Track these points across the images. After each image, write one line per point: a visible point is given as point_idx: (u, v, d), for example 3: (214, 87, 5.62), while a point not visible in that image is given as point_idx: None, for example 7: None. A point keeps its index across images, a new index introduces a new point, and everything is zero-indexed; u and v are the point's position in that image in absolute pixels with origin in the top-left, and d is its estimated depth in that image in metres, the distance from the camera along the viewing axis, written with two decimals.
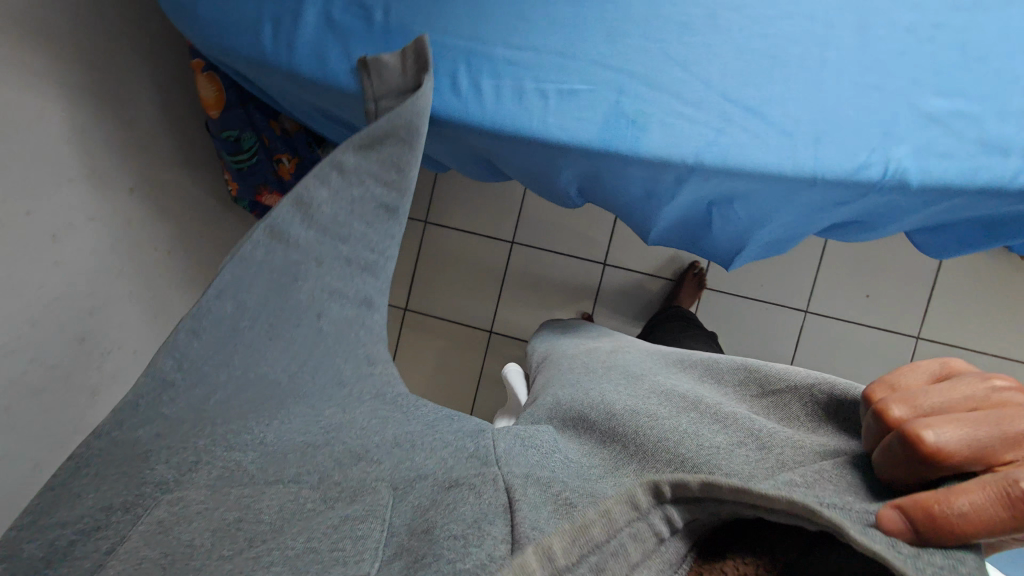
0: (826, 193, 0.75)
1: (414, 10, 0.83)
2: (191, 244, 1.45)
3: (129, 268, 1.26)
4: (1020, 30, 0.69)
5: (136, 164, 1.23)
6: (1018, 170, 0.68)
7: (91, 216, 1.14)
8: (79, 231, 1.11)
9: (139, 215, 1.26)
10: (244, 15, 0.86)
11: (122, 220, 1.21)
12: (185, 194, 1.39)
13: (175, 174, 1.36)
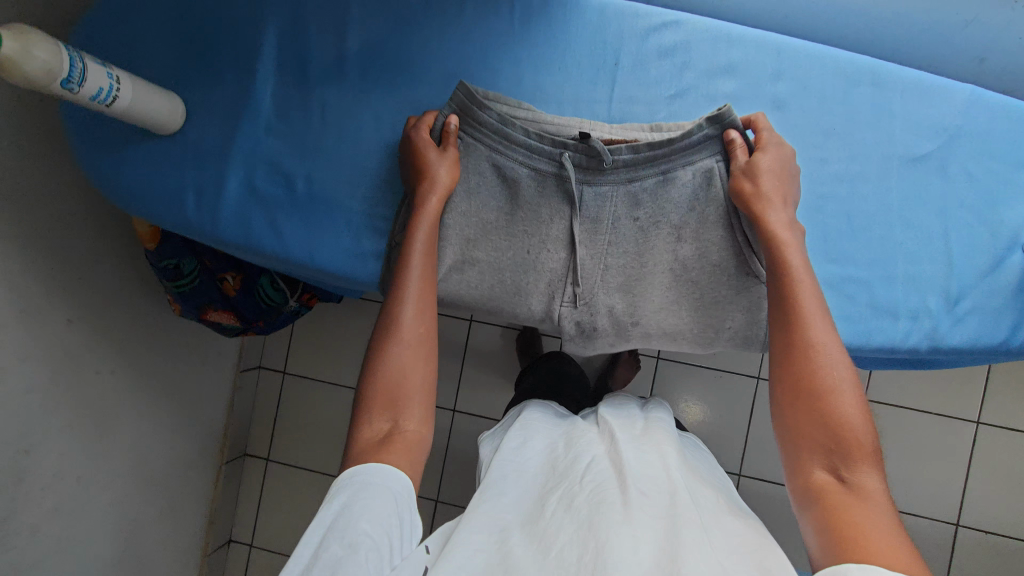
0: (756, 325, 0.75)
1: (334, 178, 0.84)
2: (134, 356, 1.40)
3: (68, 397, 1.21)
4: (900, 198, 0.73)
5: (72, 294, 1.19)
6: (908, 333, 0.72)
7: (25, 356, 1.10)
8: (13, 373, 1.08)
9: (77, 342, 1.22)
10: (164, 182, 0.86)
11: (58, 351, 1.17)
12: (125, 309, 1.36)
13: (118, 293, 1.33)
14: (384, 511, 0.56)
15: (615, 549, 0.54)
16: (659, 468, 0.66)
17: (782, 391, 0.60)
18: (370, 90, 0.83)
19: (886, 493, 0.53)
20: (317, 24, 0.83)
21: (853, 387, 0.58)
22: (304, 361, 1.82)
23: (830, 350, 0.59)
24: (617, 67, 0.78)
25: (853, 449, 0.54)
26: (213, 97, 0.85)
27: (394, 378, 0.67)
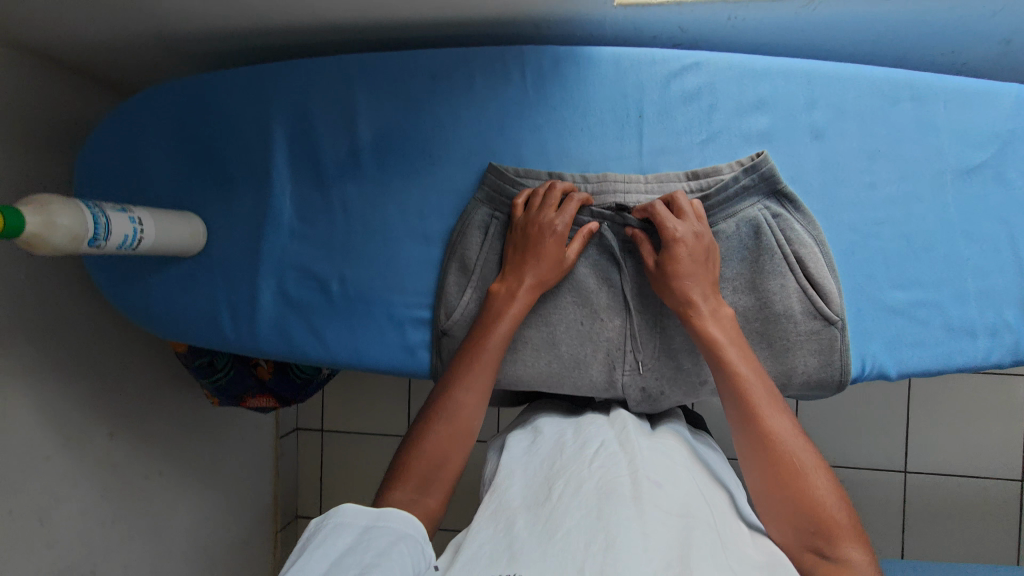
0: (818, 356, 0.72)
1: (370, 275, 0.82)
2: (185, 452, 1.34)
3: (124, 510, 1.16)
4: (960, 214, 0.71)
5: (114, 407, 1.15)
6: (987, 349, 0.71)
7: (76, 480, 1.06)
8: (67, 501, 1.04)
9: (124, 454, 1.17)
10: (197, 305, 0.84)
11: (107, 467, 1.13)
12: (167, 409, 1.29)
13: (158, 393, 1.27)
14: (393, 548, 0.52)
15: (625, 548, 0.51)
16: (674, 464, 0.63)
17: (762, 480, 0.60)
18: (390, 181, 0.81)
19: (870, 565, 0.56)
20: (325, 120, 0.81)
21: (820, 465, 0.60)
22: (343, 417, 1.65)
23: (789, 432, 0.61)
24: (641, 119, 0.75)
25: (821, 522, 0.57)
26: (233, 213, 0.83)
27: (432, 458, 0.64)
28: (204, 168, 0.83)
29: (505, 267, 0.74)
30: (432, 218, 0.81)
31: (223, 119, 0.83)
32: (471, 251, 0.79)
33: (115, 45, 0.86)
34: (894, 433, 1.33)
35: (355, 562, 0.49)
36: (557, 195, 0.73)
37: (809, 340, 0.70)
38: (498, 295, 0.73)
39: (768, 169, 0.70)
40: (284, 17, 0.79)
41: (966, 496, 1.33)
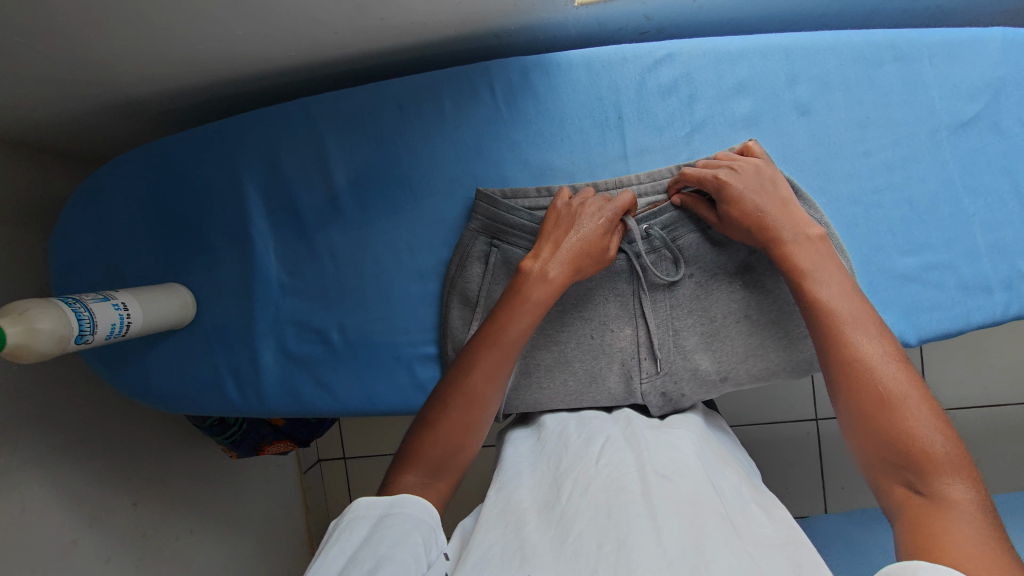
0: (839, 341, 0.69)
1: (370, 319, 0.80)
2: (215, 509, 1.33)
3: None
4: (961, 170, 0.69)
5: (134, 477, 1.13)
6: (1007, 303, 0.69)
7: (108, 557, 1.05)
8: None
9: (152, 522, 1.15)
10: (197, 375, 0.81)
11: (138, 538, 1.11)
12: (186, 469, 1.26)
13: (175, 455, 1.24)
14: (408, 534, 0.51)
15: (637, 543, 0.47)
16: (683, 456, 0.59)
17: (849, 410, 0.54)
18: (374, 220, 0.78)
19: (982, 503, 0.46)
20: (296, 168, 0.79)
21: (920, 392, 0.52)
22: (362, 443, 1.57)
23: (885, 364, 0.53)
24: (622, 119, 0.73)
25: (912, 452, 0.49)
26: (219, 276, 0.81)
27: (447, 445, 0.61)
28: (181, 235, 0.81)
29: (538, 245, 0.69)
30: (423, 252, 0.78)
31: (192, 181, 0.80)
32: (469, 280, 0.76)
33: (68, 120, 0.83)
34: None
35: (371, 553, 0.49)
36: (602, 196, 0.70)
37: None
38: (530, 274, 0.67)
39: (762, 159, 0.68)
40: (237, 67, 0.75)
41: (991, 427, 1.33)
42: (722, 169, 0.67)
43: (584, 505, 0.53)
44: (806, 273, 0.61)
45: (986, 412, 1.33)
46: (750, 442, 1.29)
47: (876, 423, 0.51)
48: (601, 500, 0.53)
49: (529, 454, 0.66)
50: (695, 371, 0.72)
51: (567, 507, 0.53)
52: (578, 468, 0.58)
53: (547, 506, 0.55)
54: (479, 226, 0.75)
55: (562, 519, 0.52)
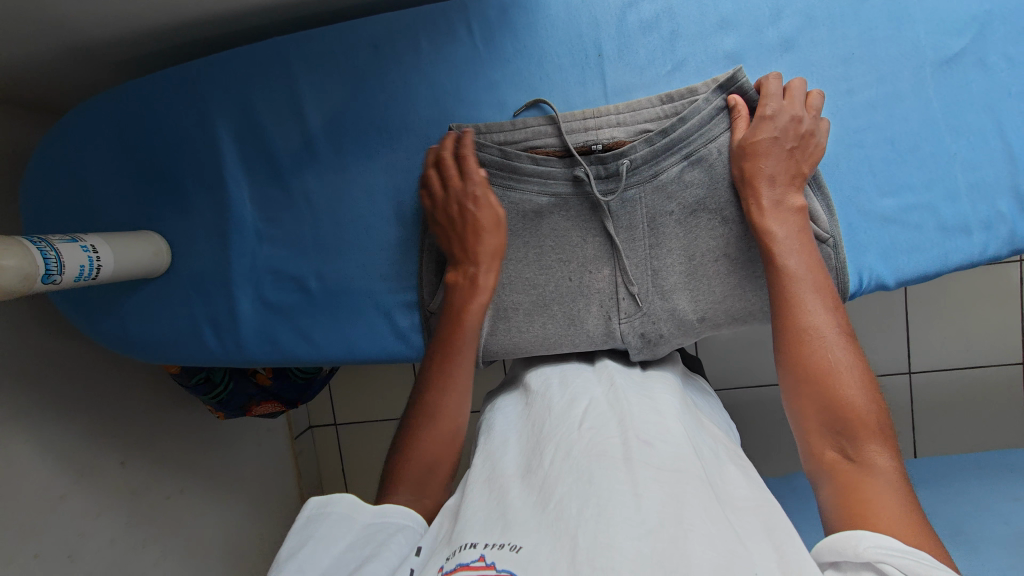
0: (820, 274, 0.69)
1: (348, 267, 0.79)
2: (205, 468, 1.33)
3: (151, 532, 1.16)
4: (943, 107, 0.68)
5: (121, 435, 1.13)
6: (985, 243, 0.69)
7: (97, 512, 1.05)
8: (91, 533, 1.04)
9: (141, 481, 1.15)
10: (175, 323, 0.81)
11: (127, 494, 1.12)
12: (175, 429, 1.27)
13: (164, 414, 1.24)
14: (390, 540, 0.56)
15: (616, 508, 0.47)
16: (666, 420, 0.59)
17: (794, 376, 0.60)
18: (350, 164, 0.77)
19: (898, 468, 0.54)
20: (269, 113, 0.76)
21: (859, 369, 0.58)
22: (352, 407, 1.63)
23: (836, 342, 0.59)
24: (602, 57, 0.71)
25: (849, 421, 0.56)
26: (193, 223, 0.79)
27: (424, 462, 0.67)
28: (153, 183, 0.79)
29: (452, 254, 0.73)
30: (402, 197, 0.77)
31: (163, 126, 0.78)
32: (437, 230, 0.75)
33: (32, 64, 0.80)
34: (895, 337, 1.35)
35: (356, 554, 0.54)
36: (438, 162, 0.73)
37: None
38: (458, 285, 0.72)
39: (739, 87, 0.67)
40: (205, 6, 0.72)
41: (970, 386, 1.36)
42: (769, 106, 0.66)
43: (565, 469, 0.53)
44: (779, 240, 0.65)
45: (965, 371, 1.35)
46: (734, 399, 1.31)
47: (820, 391, 0.58)
48: (579, 462, 0.53)
49: (513, 415, 0.68)
50: (676, 311, 0.72)
51: (550, 472, 0.54)
52: (557, 431, 0.58)
53: (531, 471, 0.56)
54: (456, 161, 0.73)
55: (547, 485, 0.53)
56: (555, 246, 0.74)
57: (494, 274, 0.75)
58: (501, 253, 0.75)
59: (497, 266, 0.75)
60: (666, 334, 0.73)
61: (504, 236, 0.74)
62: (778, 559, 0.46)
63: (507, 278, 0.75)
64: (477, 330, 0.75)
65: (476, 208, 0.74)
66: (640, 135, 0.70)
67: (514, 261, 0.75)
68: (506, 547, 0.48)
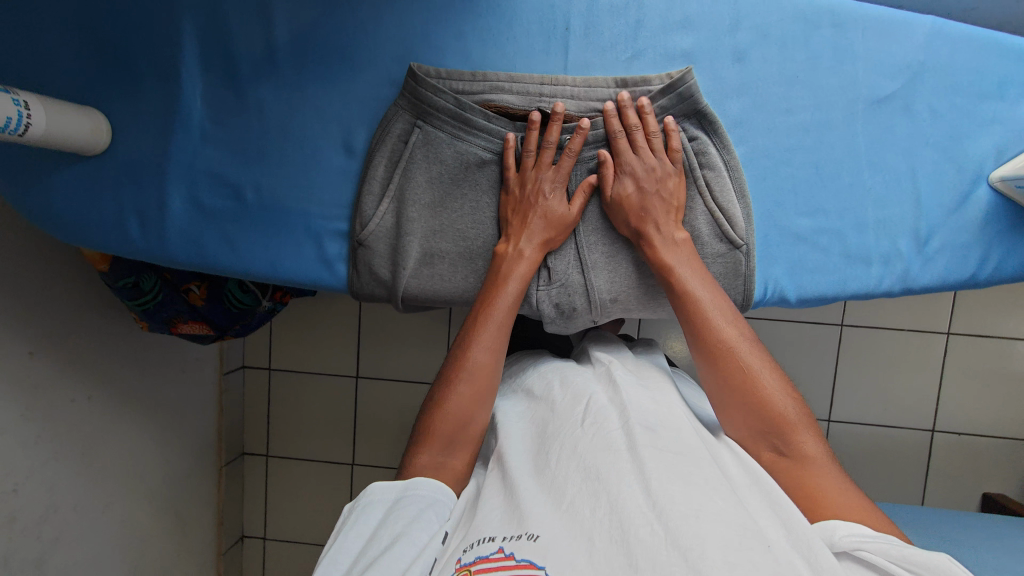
0: (729, 278, 0.73)
1: (288, 185, 0.79)
2: (116, 379, 1.30)
3: (48, 429, 1.12)
4: (868, 144, 0.73)
5: (36, 323, 1.09)
6: (882, 277, 0.74)
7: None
8: None
9: (46, 376, 1.11)
10: (100, 205, 0.80)
11: (30, 386, 1.08)
12: (94, 330, 1.23)
13: (86, 314, 1.21)
14: (422, 511, 0.61)
15: (626, 493, 0.53)
16: (668, 408, 0.65)
17: (723, 393, 0.66)
18: (309, 84, 0.78)
19: (825, 450, 0.63)
20: (238, 17, 0.77)
21: (772, 369, 0.66)
22: (287, 353, 1.63)
23: (746, 347, 0.66)
24: (568, 31, 0.74)
25: (773, 421, 0.63)
26: (140, 111, 0.78)
27: (458, 419, 0.68)
28: (104, 62, 0.78)
29: (508, 228, 0.73)
30: (354, 127, 0.78)
31: (125, 8, 0.77)
32: (379, 166, 0.76)
33: None
34: (812, 376, 1.41)
35: (388, 532, 0.59)
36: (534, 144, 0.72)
37: (715, 262, 0.72)
38: (506, 256, 0.72)
39: (687, 86, 0.70)
40: None
41: (874, 436, 1.43)
42: (654, 124, 0.71)
43: (572, 458, 0.59)
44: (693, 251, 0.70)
45: (869, 422, 1.42)
46: None
47: (747, 402, 0.64)
48: (595, 451, 0.58)
49: (519, 408, 0.73)
50: (591, 288, 0.76)
51: (566, 465, 0.59)
52: (563, 426, 0.64)
53: (541, 462, 0.62)
54: (411, 101, 0.74)
55: (565, 475, 0.58)
56: (492, 206, 0.77)
57: (427, 222, 0.76)
58: (437, 202, 0.76)
59: (430, 214, 0.76)
60: (575, 306, 0.77)
61: (443, 187, 0.76)
62: (787, 532, 0.54)
63: (440, 227, 0.77)
64: (401, 269, 0.77)
65: (422, 152, 0.75)
66: (589, 113, 0.73)
67: (449, 211, 0.76)
68: (523, 537, 0.53)
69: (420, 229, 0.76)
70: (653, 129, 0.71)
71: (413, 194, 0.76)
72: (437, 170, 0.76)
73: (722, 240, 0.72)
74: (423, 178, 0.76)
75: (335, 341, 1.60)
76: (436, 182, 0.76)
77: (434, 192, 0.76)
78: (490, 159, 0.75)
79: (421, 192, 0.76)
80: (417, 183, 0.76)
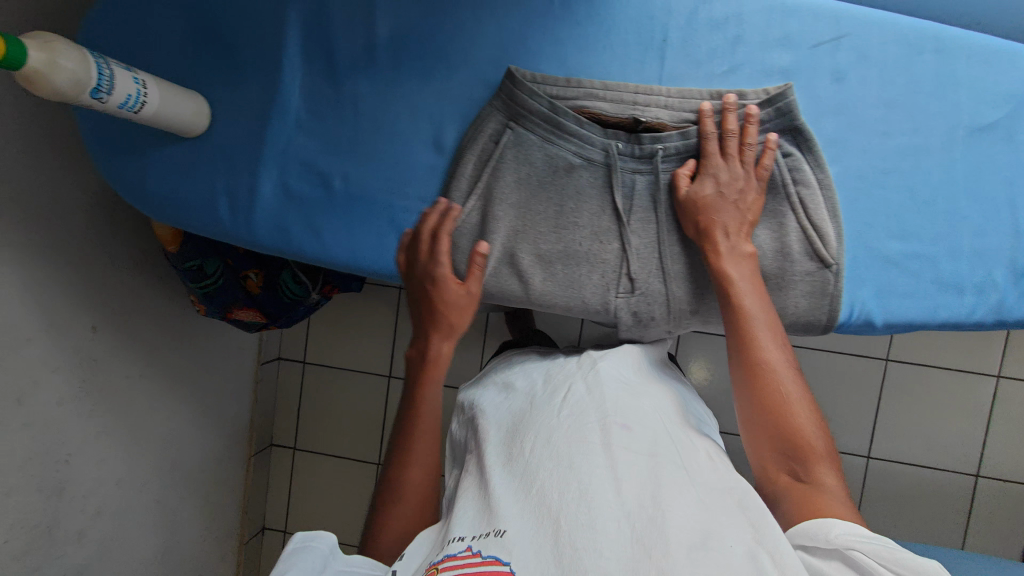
0: (817, 297, 0.72)
1: (374, 177, 0.81)
2: (165, 360, 1.31)
3: (100, 403, 1.14)
4: (966, 171, 0.72)
5: (101, 298, 1.11)
6: (974, 306, 0.72)
7: (56, 367, 1.03)
8: (46, 386, 1.01)
9: (104, 350, 1.13)
10: (191, 184, 0.82)
11: (89, 360, 1.09)
12: (152, 309, 1.25)
13: (147, 293, 1.23)
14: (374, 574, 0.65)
15: (596, 491, 0.55)
16: (649, 408, 0.67)
17: (751, 408, 0.64)
18: (404, 80, 0.79)
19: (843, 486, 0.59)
20: (341, 13, 0.79)
21: (808, 402, 0.63)
22: (325, 348, 1.64)
23: (786, 374, 0.64)
24: (666, 43, 0.75)
25: (795, 444, 0.61)
26: (240, 96, 0.81)
27: (399, 540, 0.69)
28: (210, 48, 0.81)
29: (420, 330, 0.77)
30: (445, 124, 0.79)
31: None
32: (469, 163, 0.77)
33: None
34: (860, 411, 1.37)
35: None
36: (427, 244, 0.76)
37: (803, 280, 0.72)
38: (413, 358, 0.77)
39: (786, 103, 0.70)
40: None
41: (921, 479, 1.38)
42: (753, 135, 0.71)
43: (546, 453, 0.60)
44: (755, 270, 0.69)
45: (915, 465, 1.37)
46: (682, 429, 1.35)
47: (768, 422, 0.62)
48: (563, 451, 0.60)
49: (501, 398, 0.74)
50: (672, 297, 0.76)
51: (527, 460, 0.61)
52: (541, 417, 0.66)
53: (512, 452, 0.63)
54: (507, 102, 0.75)
55: (527, 472, 0.60)
56: (578, 210, 0.77)
57: (513, 222, 0.77)
58: (524, 202, 0.77)
59: (516, 214, 0.77)
60: (653, 314, 0.77)
61: (531, 188, 0.77)
62: (752, 533, 0.54)
63: (525, 227, 0.77)
64: (482, 266, 0.77)
65: (514, 152, 0.76)
66: (681, 124, 0.74)
67: (535, 211, 0.77)
68: (491, 533, 0.56)
69: (504, 227, 0.77)
70: (748, 139, 0.71)
71: (501, 193, 0.77)
72: (526, 170, 0.77)
73: (813, 258, 0.71)
74: (512, 178, 0.77)
75: (375, 339, 1.61)
76: (524, 183, 0.77)
77: (522, 191, 0.77)
78: (580, 162, 0.76)
79: (509, 191, 0.77)
80: (506, 183, 0.77)
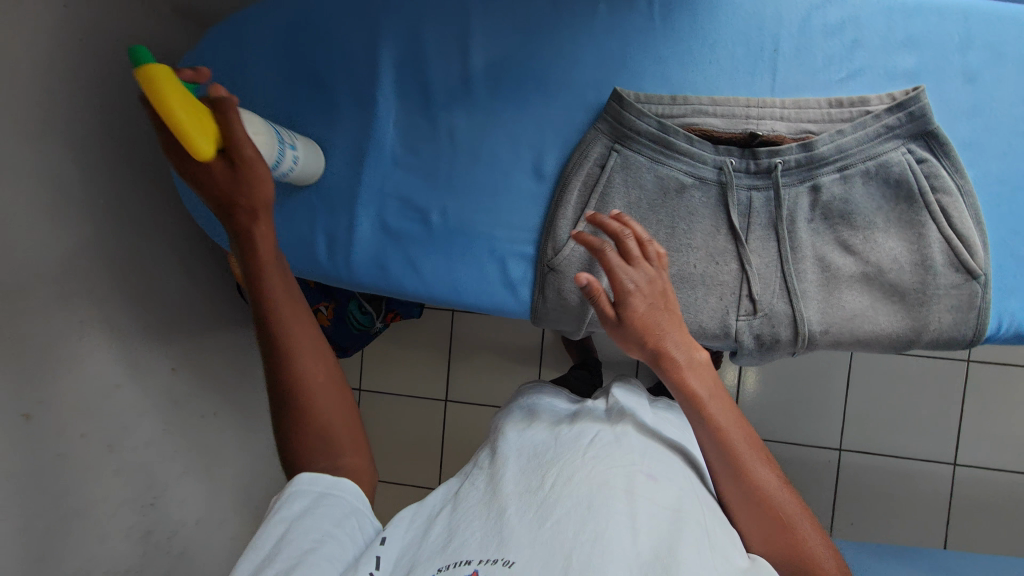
0: (964, 314, 0.67)
1: (473, 209, 0.79)
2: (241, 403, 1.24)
3: (184, 445, 1.06)
4: None
5: (181, 339, 1.06)
6: None
7: (142, 412, 0.96)
8: (133, 431, 0.94)
9: (185, 391, 1.07)
10: (289, 227, 0.81)
11: (172, 403, 1.03)
12: (228, 350, 1.20)
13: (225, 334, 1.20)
14: (344, 519, 0.58)
15: (615, 539, 0.50)
16: (673, 464, 0.62)
17: (753, 529, 0.58)
18: (501, 108, 0.78)
19: None
20: (436, 45, 0.78)
21: (811, 519, 0.58)
22: None
23: (786, 494, 0.58)
24: (778, 53, 0.71)
25: (804, 565, 0.56)
26: (336, 135, 0.80)
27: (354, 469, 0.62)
28: (305, 90, 0.81)
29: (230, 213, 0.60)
30: (545, 150, 0.77)
31: (328, 39, 0.80)
32: (574, 190, 0.75)
33: None
34: None
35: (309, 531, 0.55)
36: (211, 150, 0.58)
37: (948, 293, 0.67)
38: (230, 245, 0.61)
39: (920, 107, 0.66)
40: None
41: None
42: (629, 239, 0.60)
43: (566, 490, 0.55)
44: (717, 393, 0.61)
45: None
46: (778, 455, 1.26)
47: (769, 543, 0.57)
48: (583, 490, 0.55)
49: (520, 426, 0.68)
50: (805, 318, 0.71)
51: (541, 493, 0.55)
52: (563, 452, 0.60)
53: (518, 484, 0.58)
54: (613, 125, 0.73)
55: (536, 505, 0.54)
56: (692, 231, 0.73)
57: None
58: (634, 227, 0.74)
59: None
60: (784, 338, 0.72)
61: (640, 212, 0.74)
62: None
63: None
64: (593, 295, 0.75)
65: (621, 176, 0.74)
66: (801, 135, 0.70)
67: (647, 235, 0.74)
68: (497, 563, 0.50)
69: None
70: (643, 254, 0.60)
71: (610, 218, 0.74)
72: (635, 194, 0.74)
73: (957, 270, 0.67)
74: (620, 203, 0.74)
75: None
76: (634, 207, 0.74)
77: (631, 216, 0.74)
78: (693, 182, 0.73)
79: (618, 216, 0.74)
80: (614, 208, 0.74)
